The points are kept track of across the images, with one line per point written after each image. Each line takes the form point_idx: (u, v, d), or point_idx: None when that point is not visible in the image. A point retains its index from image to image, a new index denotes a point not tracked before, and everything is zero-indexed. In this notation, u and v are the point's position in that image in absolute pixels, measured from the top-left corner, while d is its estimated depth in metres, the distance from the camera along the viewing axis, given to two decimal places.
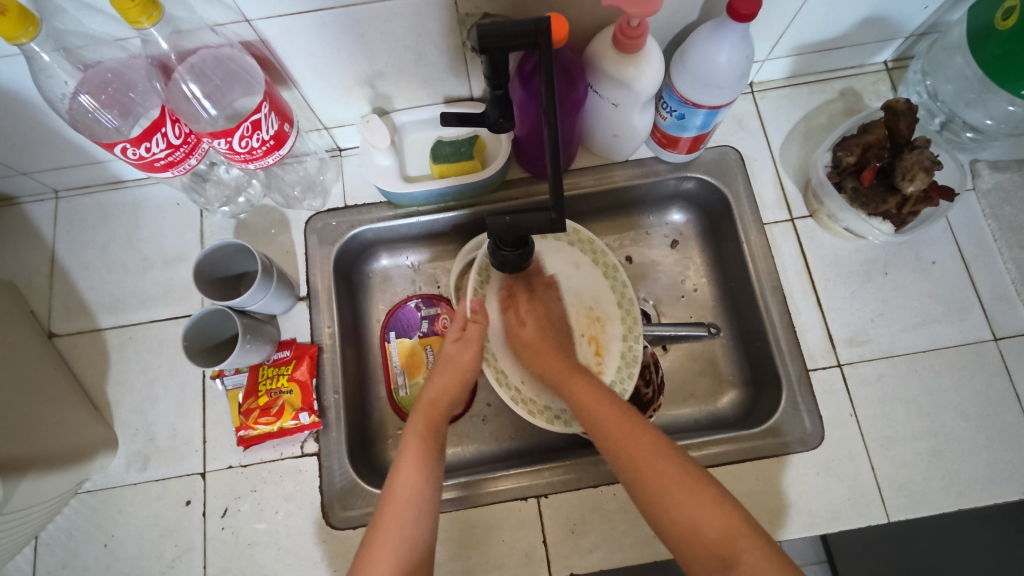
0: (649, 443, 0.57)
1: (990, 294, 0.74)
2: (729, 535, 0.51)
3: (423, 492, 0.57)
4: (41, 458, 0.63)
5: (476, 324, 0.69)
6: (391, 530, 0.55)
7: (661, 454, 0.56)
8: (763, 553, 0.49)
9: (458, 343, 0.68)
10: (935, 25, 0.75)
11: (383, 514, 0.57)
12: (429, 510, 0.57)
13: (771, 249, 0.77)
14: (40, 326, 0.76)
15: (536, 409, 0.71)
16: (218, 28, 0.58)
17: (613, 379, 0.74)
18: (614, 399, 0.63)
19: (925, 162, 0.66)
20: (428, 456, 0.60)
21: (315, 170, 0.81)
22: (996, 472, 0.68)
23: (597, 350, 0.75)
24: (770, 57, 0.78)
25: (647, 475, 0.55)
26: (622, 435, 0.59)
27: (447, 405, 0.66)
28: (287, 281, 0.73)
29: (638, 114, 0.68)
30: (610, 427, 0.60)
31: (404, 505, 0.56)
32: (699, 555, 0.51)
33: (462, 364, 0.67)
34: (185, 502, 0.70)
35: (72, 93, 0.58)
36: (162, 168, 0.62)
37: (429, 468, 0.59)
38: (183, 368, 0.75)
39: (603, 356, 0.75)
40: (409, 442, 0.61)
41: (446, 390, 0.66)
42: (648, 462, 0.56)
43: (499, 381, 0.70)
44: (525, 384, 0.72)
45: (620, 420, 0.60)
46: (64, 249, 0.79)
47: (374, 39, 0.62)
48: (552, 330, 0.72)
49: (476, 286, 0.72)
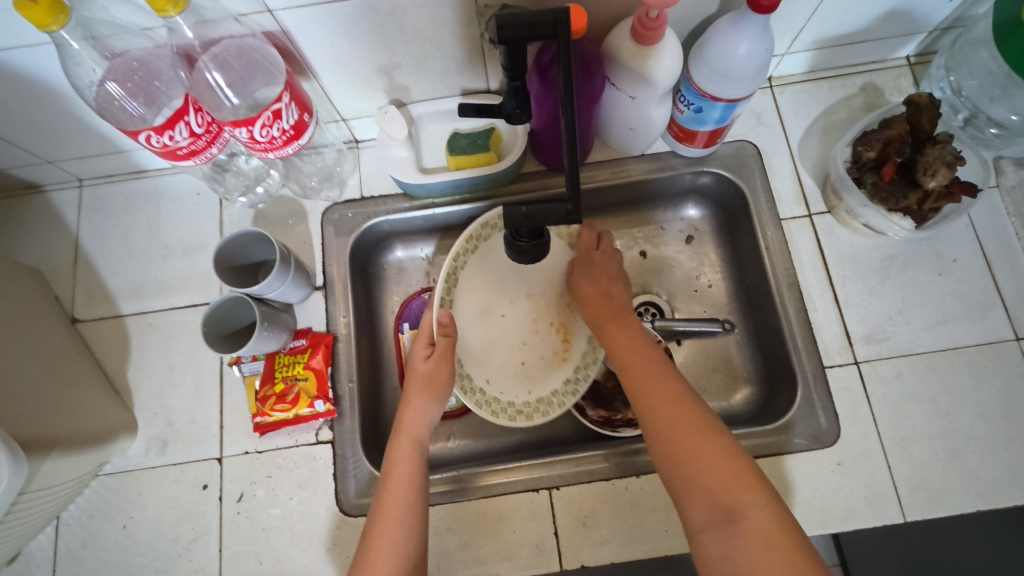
0: (674, 393, 0.58)
1: (1012, 293, 0.73)
2: (734, 490, 0.50)
3: (411, 504, 0.59)
4: (64, 439, 0.64)
5: (445, 339, 0.67)
6: (387, 528, 0.57)
7: (682, 407, 0.56)
8: (768, 513, 0.49)
9: (431, 360, 0.67)
10: (961, 19, 0.73)
11: (374, 527, 0.58)
12: (418, 522, 0.58)
13: (788, 244, 0.76)
14: (64, 312, 0.77)
15: (500, 409, 0.72)
16: (242, 18, 0.58)
17: (575, 366, 0.75)
18: (647, 351, 0.63)
19: (948, 157, 0.65)
20: (416, 461, 0.62)
21: (333, 161, 0.82)
22: (1016, 473, 0.67)
23: (564, 337, 0.76)
24: (790, 51, 0.77)
25: (668, 426, 0.55)
26: (649, 384, 0.59)
27: (429, 420, 0.66)
28: (305, 271, 0.74)
29: (656, 106, 0.68)
30: (639, 373, 0.60)
31: (394, 510, 0.58)
32: (702, 506, 0.51)
33: (434, 381, 0.66)
34: (202, 486, 0.71)
35: (99, 81, 0.60)
36: (185, 157, 0.63)
37: (417, 478, 0.61)
38: (202, 355, 0.76)
39: (569, 342, 0.76)
40: (396, 454, 0.62)
41: (424, 409, 0.65)
42: (670, 413, 0.56)
43: (464, 389, 0.71)
44: (491, 383, 0.73)
45: (649, 370, 0.60)
46: (87, 237, 0.81)
47: (393, 30, 0.63)
48: (607, 276, 0.71)
49: (443, 295, 0.70)
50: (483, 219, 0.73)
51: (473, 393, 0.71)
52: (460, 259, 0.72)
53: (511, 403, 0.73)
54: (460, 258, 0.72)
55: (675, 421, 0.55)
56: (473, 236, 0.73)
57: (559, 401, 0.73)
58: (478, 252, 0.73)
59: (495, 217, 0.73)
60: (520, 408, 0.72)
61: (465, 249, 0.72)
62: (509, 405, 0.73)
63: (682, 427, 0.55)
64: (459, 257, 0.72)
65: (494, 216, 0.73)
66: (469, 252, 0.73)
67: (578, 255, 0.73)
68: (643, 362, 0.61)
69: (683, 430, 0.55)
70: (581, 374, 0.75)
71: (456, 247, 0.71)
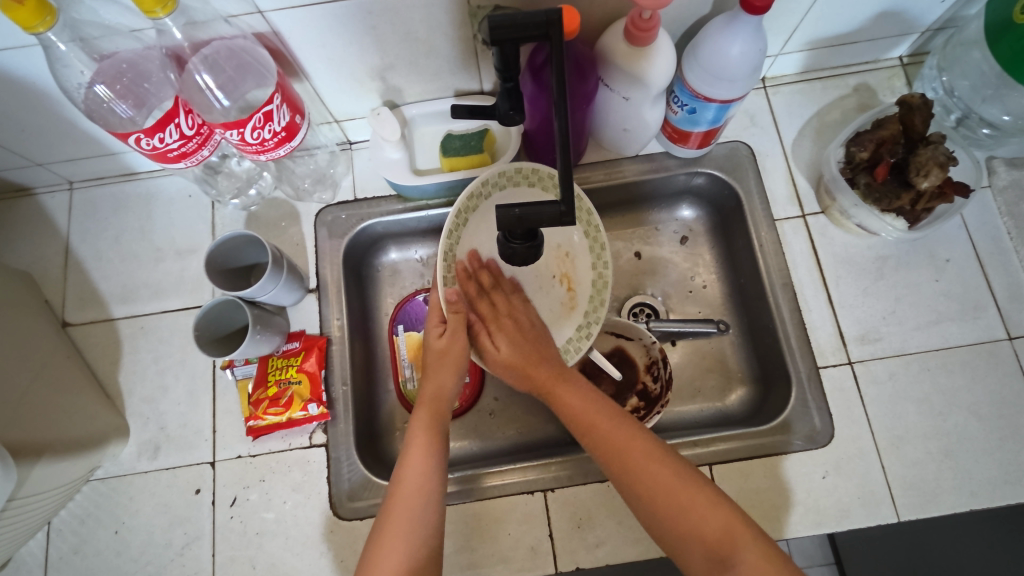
0: (643, 449, 0.57)
1: (1005, 293, 0.73)
2: (726, 534, 0.51)
3: (429, 490, 0.58)
4: (54, 445, 0.63)
5: (457, 316, 0.65)
6: (400, 522, 0.56)
7: (656, 461, 0.56)
8: (761, 552, 0.50)
9: (445, 338, 0.66)
10: (952, 20, 0.74)
11: (389, 512, 0.57)
12: (434, 506, 0.58)
13: (782, 245, 0.76)
14: (54, 316, 0.77)
15: None
16: (232, 20, 0.58)
17: (584, 312, 0.73)
18: (603, 409, 0.61)
19: (940, 158, 0.65)
20: (434, 450, 0.61)
21: (326, 163, 0.82)
22: (1009, 472, 0.67)
23: (569, 286, 0.74)
24: (782, 52, 0.77)
25: (644, 485, 0.55)
26: (616, 443, 0.58)
27: (450, 395, 0.66)
28: (297, 273, 0.74)
29: (649, 108, 0.68)
30: (602, 433, 0.59)
31: (411, 505, 0.57)
32: (698, 556, 0.51)
33: (456, 358, 0.66)
34: (195, 491, 0.70)
35: (87, 82, 0.59)
36: (175, 159, 0.63)
37: (435, 461, 0.60)
38: (194, 358, 0.75)
39: (575, 290, 0.74)
40: (417, 429, 0.62)
41: (444, 384, 0.66)
42: (643, 470, 0.55)
43: (480, 357, 0.70)
44: None
45: (617, 430, 0.59)
46: (78, 240, 0.80)
47: (385, 31, 0.62)
48: (527, 342, 0.67)
49: (444, 274, 0.67)
50: (482, 177, 0.68)
51: None
52: (453, 237, 0.67)
53: None
54: (452, 237, 0.67)
55: (656, 479, 0.55)
56: (463, 210, 0.68)
57: (574, 348, 0.72)
58: (471, 225, 0.69)
59: (479, 186, 0.68)
60: None
61: (457, 224, 0.68)
62: None
63: (667, 484, 0.54)
64: (452, 236, 0.67)
65: (478, 186, 0.68)
66: (460, 227, 0.68)
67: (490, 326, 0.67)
68: (607, 423, 0.60)
69: (661, 484, 0.54)
70: (592, 318, 0.72)
71: (448, 226, 0.66)
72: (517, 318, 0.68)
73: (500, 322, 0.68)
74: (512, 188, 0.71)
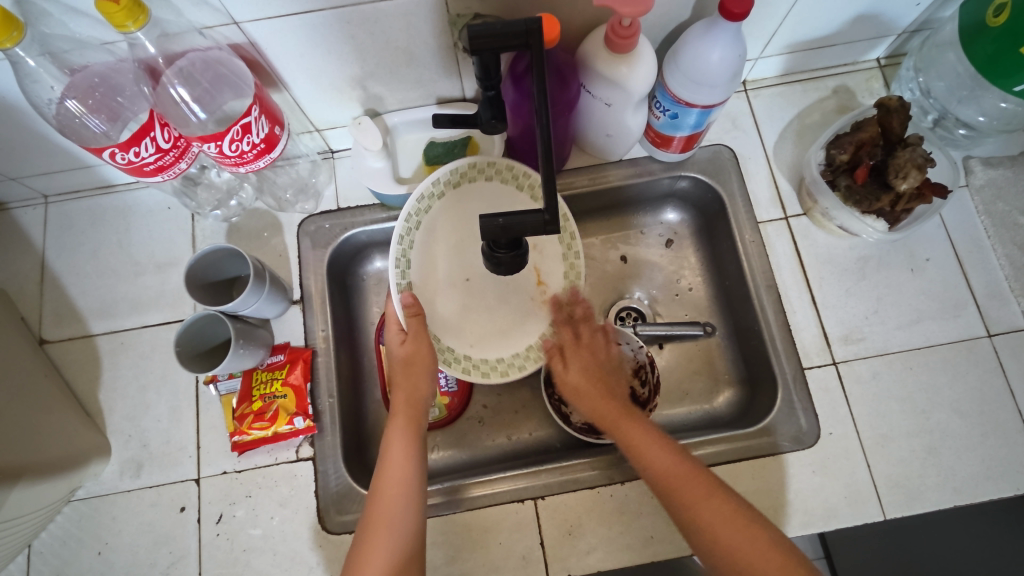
0: (703, 490, 0.55)
1: (983, 291, 0.74)
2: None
3: (405, 496, 0.57)
4: (32, 467, 0.62)
5: (414, 319, 0.63)
6: (378, 535, 0.55)
7: (717, 503, 0.54)
8: None
9: (408, 343, 0.64)
10: (927, 22, 0.75)
11: (370, 518, 0.57)
12: (413, 508, 0.57)
13: (765, 248, 0.77)
14: (31, 333, 0.75)
15: (490, 369, 0.68)
16: (206, 31, 0.57)
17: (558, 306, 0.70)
18: (666, 445, 0.59)
19: (918, 159, 0.66)
20: (412, 452, 0.60)
21: (307, 173, 0.81)
22: (991, 468, 0.68)
23: (539, 280, 0.70)
24: (763, 55, 0.77)
25: (708, 525, 0.53)
26: (677, 482, 0.56)
27: (423, 397, 0.64)
28: (280, 286, 0.73)
29: (631, 113, 0.68)
30: (663, 472, 0.57)
31: (387, 517, 0.56)
32: None
33: (421, 362, 0.64)
34: (179, 509, 0.69)
35: (58, 98, 0.58)
36: (152, 172, 0.62)
37: (415, 464, 0.59)
38: (176, 374, 0.74)
39: (546, 283, 0.70)
40: (392, 434, 0.61)
41: (415, 386, 0.64)
42: (706, 511, 0.54)
43: (447, 362, 0.67)
44: (474, 347, 0.69)
45: (677, 470, 0.56)
46: (54, 255, 0.78)
47: (365, 40, 0.62)
48: (599, 370, 0.67)
49: (399, 280, 0.66)
50: (432, 176, 0.67)
51: (458, 362, 0.68)
52: (404, 241, 0.66)
53: (500, 359, 0.69)
54: (404, 241, 0.66)
55: (717, 523, 0.53)
56: (413, 214, 0.67)
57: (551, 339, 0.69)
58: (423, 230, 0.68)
59: (430, 187, 0.67)
60: (512, 362, 0.69)
61: (408, 229, 0.66)
62: (498, 362, 0.69)
63: (729, 528, 0.53)
64: (404, 240, 0.66)
65: (428, 187, 0.67)
66: (413, 232, 0.67)
67: (565, 346, 0.68)
68: (667, 461, 0.57)
69: (723, 527, 0.53)
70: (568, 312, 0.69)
71: (398, 231, 0.66)
72: (593, 351, 0.68)
73: (579, 348, 0.68)
74: (467, 188, 0.69)
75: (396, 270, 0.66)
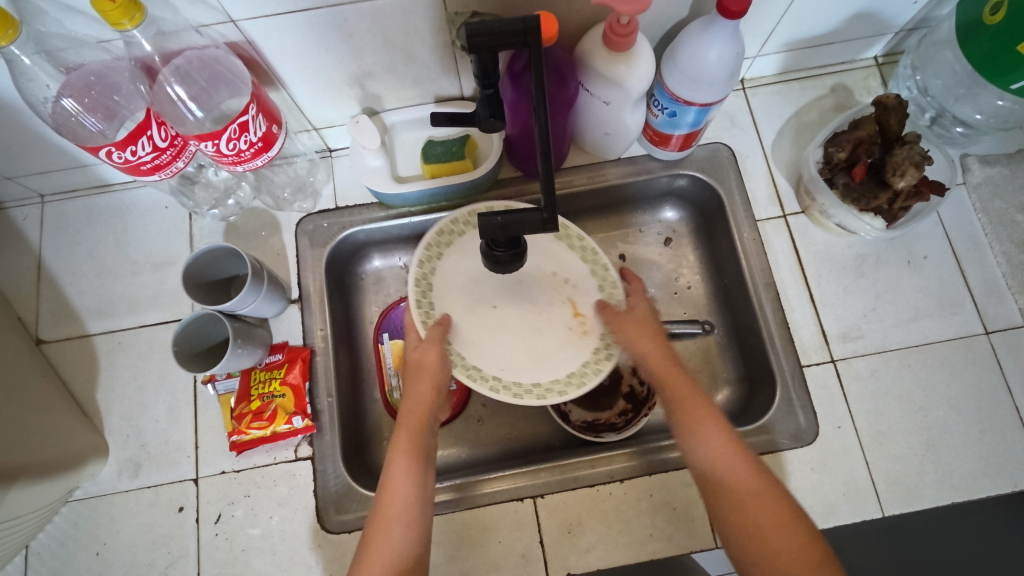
0: (738, 453, 0.57)
1: (980, 288, 0.75)
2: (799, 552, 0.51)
3: (409, 503, 0.57)
4: (29, 467, 0.62)
5: (436, 329, 0.62)
6: (379, 545, 0.55)
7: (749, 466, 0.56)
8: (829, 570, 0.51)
9: (420, 349, 0.62)
10: (924, 21, 0.75)
11: (374, 524, 0.56)
12: (415, 520, 0.56)
13: (764, 246, 0.77)
14: (28, 333, 0.75)
15: (523, 391, 0.63)
16: (203, 30, 0.57)
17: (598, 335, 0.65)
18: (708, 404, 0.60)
19: (916, 157, 0.67)
20: (416, 461, 0.59)
21: (305, 172, 0.80)
22: (988, 464, 0.68)
23: (575, 311, 0.67)
24: (760, 54, 0.78)
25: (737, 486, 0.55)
26: (715, 441, 0.57)
27: (430, 408, 0.63)
28: (279, 285, 0.73)
29: (629, 111, 0.68)
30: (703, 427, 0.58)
31: (388, 528, 0.55)
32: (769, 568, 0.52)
33: (429, 370, 0.62)
34: (178, 509, 0.69)
35: (54, 96, 0.58)
36: (149, 171, 0.62)
37: (417, 476, 0.58)
38: (174, 374, 0.74)
39: (583, 315, 0.67)
40: (398, 446, 0.60)
41: (421, 394, 0.62)
42: (738, 474, 0.56)
43: (471, 376, 0.62)
44: (506, 370, 0.63)
45: (716, 429, 0.58)
46: (50, 255, 0.78)
47: (362, 39, 0.62)
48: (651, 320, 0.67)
49: (417, 297, 0.64)
50: (454, 215, 0.68)
51: (484, 379, 0.62)
52: (426, 265, 0.65)
53: (535, 384, 0.63)
54: (427, 264, 0.65)
55: (747, 486, 0.55)
56: (432, 245, 0.67)
57: (596, 368, 0.64)
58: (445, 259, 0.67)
59: (451, 224, 0.68)
60: (550, 386, 0.63)
61: (429, 256, 0.66)
62: (533, 386, 0.63)
63: (757, 491, 0.55)
64: (425, 262, 0.66)
65: (449, 222, 0.68)
66: (434, 260, 0.66)
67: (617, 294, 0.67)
68: (708, 418, 0.59)
69: (752, 489, 0.55)
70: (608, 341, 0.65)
71: (418, 253, 0.65)
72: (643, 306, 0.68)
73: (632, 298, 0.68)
74: None
75: (414, 287, 0.64)
